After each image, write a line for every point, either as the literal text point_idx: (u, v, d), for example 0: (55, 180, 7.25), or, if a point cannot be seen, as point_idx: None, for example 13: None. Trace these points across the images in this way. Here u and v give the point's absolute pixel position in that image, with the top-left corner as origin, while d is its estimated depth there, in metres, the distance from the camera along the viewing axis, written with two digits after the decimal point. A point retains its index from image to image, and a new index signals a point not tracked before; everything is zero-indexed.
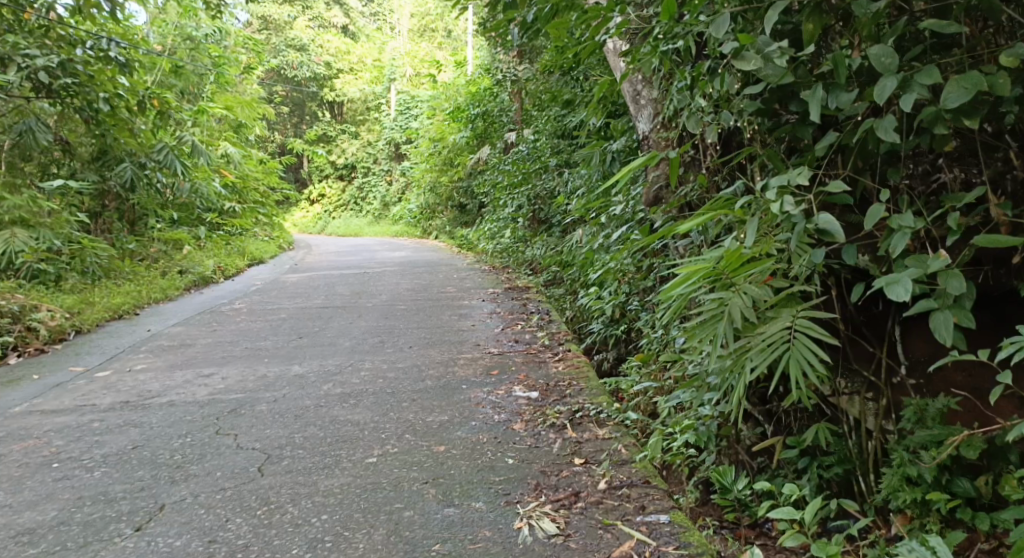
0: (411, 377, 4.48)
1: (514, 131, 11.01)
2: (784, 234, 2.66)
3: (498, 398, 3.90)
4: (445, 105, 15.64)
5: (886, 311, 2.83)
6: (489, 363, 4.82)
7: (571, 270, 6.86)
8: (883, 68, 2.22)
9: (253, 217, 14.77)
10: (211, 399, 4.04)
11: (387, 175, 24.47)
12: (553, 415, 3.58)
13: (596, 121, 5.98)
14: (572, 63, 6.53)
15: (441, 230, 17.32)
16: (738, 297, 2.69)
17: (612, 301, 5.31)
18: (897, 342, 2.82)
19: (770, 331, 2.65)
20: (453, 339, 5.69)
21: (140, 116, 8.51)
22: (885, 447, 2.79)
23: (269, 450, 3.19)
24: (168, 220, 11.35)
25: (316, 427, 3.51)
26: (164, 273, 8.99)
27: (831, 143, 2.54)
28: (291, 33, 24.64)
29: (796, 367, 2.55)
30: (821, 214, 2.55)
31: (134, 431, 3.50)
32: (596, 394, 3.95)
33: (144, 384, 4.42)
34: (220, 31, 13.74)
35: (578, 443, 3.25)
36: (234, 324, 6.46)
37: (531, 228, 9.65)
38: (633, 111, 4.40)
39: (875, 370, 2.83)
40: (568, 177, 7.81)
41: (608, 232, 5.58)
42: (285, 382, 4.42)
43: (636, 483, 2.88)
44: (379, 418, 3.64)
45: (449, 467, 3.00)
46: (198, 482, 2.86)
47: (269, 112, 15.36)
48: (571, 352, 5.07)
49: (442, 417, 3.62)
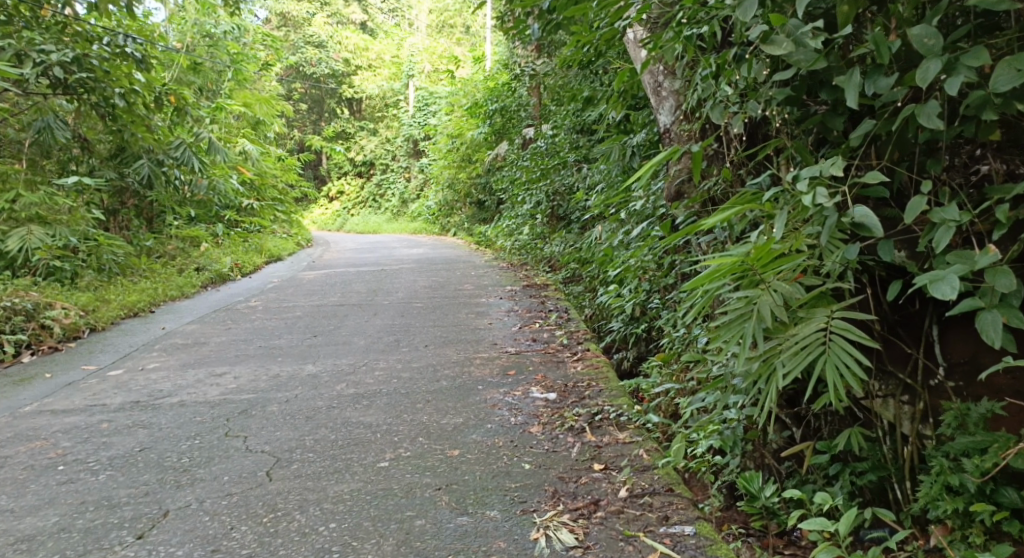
0: (426, 377, 4.38)
1: (533, 128, 10.89)
2: (814, 228, 2.54)
3: (515, 400, 3.78)
4: (463, 101, 15.56)
5: (923, 310, 2.67)
6: (506, 363, 4.71)
7: (590, 267, 6.74)
8: (925, 50, 2.10)
9: (272, 214, 14.74)
10: (223, 399, 3.96)
11: (406, 172, 24.44)
12: (572, 418, 3.46)
13: (615, 115, 5.85)
14: (591, 55, 6.40)
15: (459, 226, 17.25)
16: (767, 295, 2.56)
17: (632, 300, 5.18)
18: (934, 343, 2.67)
19: (803, 332, 2.52)
20: (469, 338, 5.59)
21: (157, 112, 8.48)
22: (921, 453, 2.67)
23: (278, 454, 3.09)
24: (186, 217, 11.33)
25: (328, 430, 3.41)
26: (181, 270, 8.96)
27: (866, 132, 2.41)
28: (309, 31, 24.67)
29: (832, 372, 2.42)
30: (857, 207, 2.41)
31: (142, 432, 3.42)
32: (616, 395, 3.83)
33: (155, 383, 4.34)
34: (239, 27, 13.73)
35: (598, 447, 3.12)
36: (249, 321, 6.39)
37: (549, 225, 9.54)
38: (653, 103, 4.27)
39: (911, 372, 2.70)
40: (587, 173, 7.70)
41: (628, 228, 5.45)
42: (298, 382, 4.33)
43: (659, 491, 2.74)
44: (392, 420, 3.54)
45: (462, 473, 2.89)
46: (204, 487, 2.77)
47: (288, 110, 15.37)
48: (590, 351, 4.94)
49: (457, 419, 3.51)
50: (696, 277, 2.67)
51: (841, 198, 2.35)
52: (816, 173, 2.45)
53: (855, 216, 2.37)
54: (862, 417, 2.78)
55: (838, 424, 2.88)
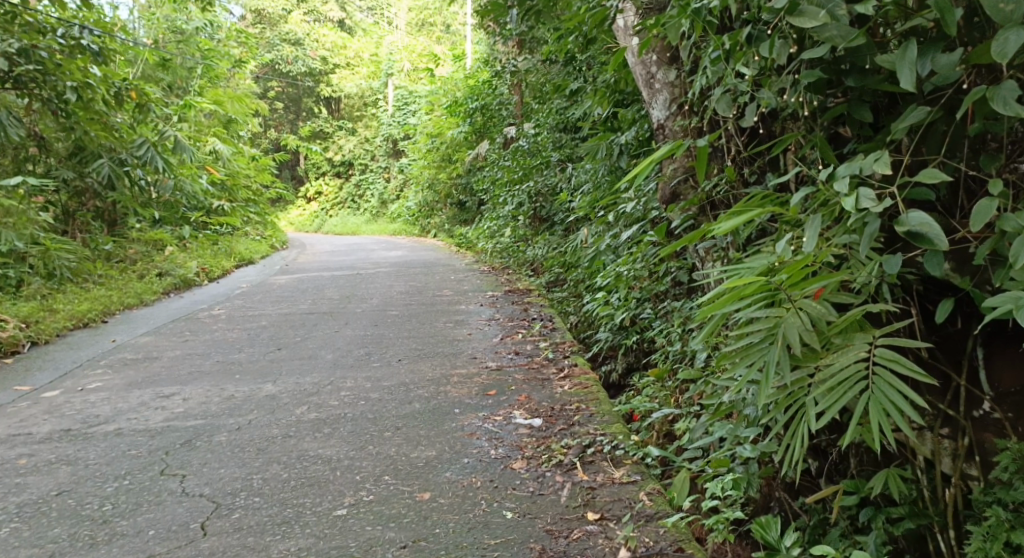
0: (398, 398, 3.94)
1: (515, 126, 10.49)
2: (848, 237, 2.16)
3: (495, 427, 3.37)
4: (443, 100, 15.16)
5: (965, 332, 2.30)
6: (485, 381, 4.27)
7: (576, 271, 6.32)
8: (1003, 18, 1.75)
9: (244, 215, 14.19)
10: (166, 427, 3.51)
11: (385, 172, 23.88)
12: (560, 451, 3.03)
13: (601, 111, 5.45)
14: (575, 48, 6.01)
15: (440, 227, 16.79)
16: (794, 316, 2.14)
17: (622, 309, 4.78)
18: (979, 368, 2.30)
19: (840, 363, 2.09)
20: (446, 351, 5.16)
21: (115, 108, 8.04)
22: (966, 497, 2.28)
23: (218, 499, 2.66)
24: (151, 219, 10.80)
25: (280, 467, 2.97)
26: (142, 275, 8.45)
27: (918, 121, 2.05)
28: (286, 28, 24.20)
29: (878, 413, 2.00)
30: (911, 212, 1.99)
31: (65, 470, 2.97)
32: (609, 420, 3.42)
33: (93, 407, 3.87)
34: (211, 23, 13.24)
35: (591, 489, 2.71)
36: (209, 333, 5.92)
37: (532, 227, 9.12)
38: (645, 96, 3.86)
39: (951, 402, 2.33)
40: (571, 173, 7.31)
41: (615, 232, 5.06)
42: (254, 405, 3.88)
43: (666, 551, 2.33)
44: (353, 453, 3.10)
45: (433, 525, 2.47)
46: (123, 546, 2.37)
47: (263, 109, 14.88)
48: (578, 366, 4.53)
49: (429, 453, 3.08)
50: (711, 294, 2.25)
51: (890, 202, 1.98)
52: (855, 172, 2.08)
53: (909, 223, 1.96)
54: (896, 454, 2.40)
55: (870, 461, 2.49)
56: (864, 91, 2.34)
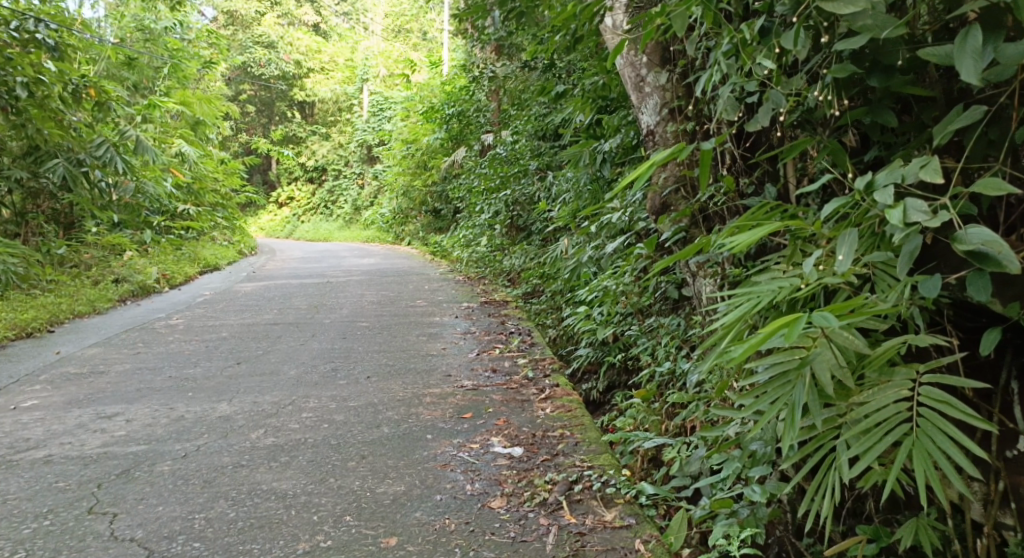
0: (365, 421, 3.61)
1: (492, 134, 10.19)
2: (885, 255, 1.87)
3: (472, 457, 3.05)
4: (419, 106, 14.85)
5: (999, 361, 2.00)
6: (460, 402, 3.95)
7: (555, 283, 6.04)
8: None
9: (211, 221, 13.78)
10: (103, 455, 3.18)
11: (359, 178, 23.43)
12: (544, 487, 2.72)
13: (584, 117, 5.16)
14: (558, 49, 5.73)
15: (414, 235, 16.47)
16: (824, 348, 1.83)
17: (606, 325, 4.48)
18: (1015, 401, 1.99)
19: (877, 403, 1.79)
20: (418, 367, 4.84)
21: (71, 105, 7.69)
22: (1001, 548, 1.97)
23: (151, 544, 2.35)
24: (110, 223, 10.37)
25: (227, 503, 2.62)
26: (97, 282, 8.06)
27: (972, 117, 1.78)
28: (258, 30, 23.67)
29: (921, 464, 1.70)
30: (970, 228, 1.71)
31: None
32: (595, 450, 3.10)
33: (23, 430, 3.54)
34: (180, 23, 12.83)
35: (580, 535, 2.42)
36: (163, 345, 5.56)
37: (509, 236, 8.83)
38: (634, 100, 3.56)
39: (980, 440, 2.03)
40: (550, 182, 7.04)
41: (598, 243, 4.77)
42: (204, 428, 3.54)
43: None
44: (312, 488, 2.75)
45: None
46: None
47: (233, 112, 14.49)
48: (558, 386, 4.23)
49: (397, 488, 2.75)
50: (728, 322, 1.95)
51: (948, 217, 1.69)
52: (897, 182, 1.80)
53: (971, 240, 1.68)
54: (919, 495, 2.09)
55: (889, 502, 2.19)
56: (886, 95, 2.14)
